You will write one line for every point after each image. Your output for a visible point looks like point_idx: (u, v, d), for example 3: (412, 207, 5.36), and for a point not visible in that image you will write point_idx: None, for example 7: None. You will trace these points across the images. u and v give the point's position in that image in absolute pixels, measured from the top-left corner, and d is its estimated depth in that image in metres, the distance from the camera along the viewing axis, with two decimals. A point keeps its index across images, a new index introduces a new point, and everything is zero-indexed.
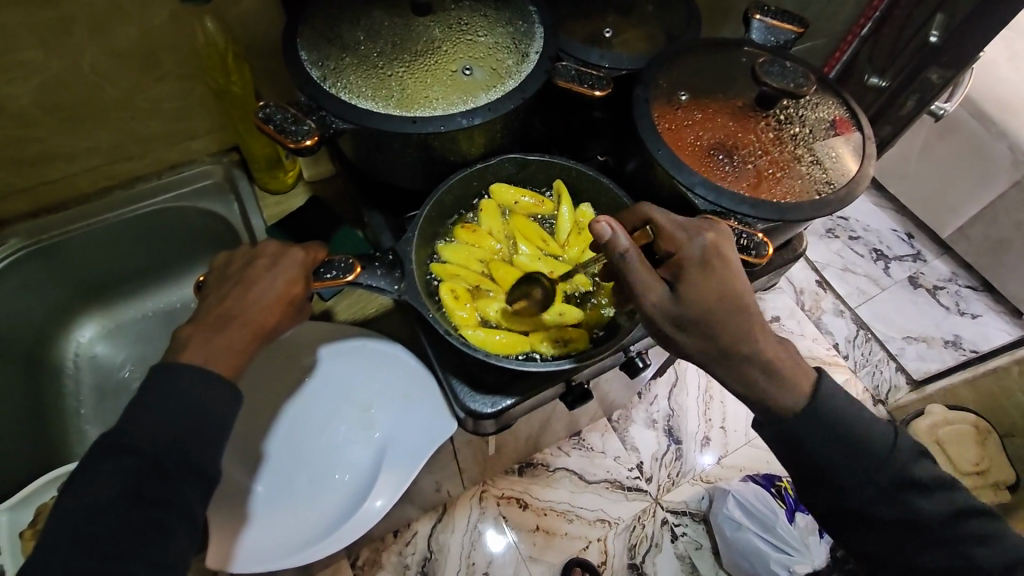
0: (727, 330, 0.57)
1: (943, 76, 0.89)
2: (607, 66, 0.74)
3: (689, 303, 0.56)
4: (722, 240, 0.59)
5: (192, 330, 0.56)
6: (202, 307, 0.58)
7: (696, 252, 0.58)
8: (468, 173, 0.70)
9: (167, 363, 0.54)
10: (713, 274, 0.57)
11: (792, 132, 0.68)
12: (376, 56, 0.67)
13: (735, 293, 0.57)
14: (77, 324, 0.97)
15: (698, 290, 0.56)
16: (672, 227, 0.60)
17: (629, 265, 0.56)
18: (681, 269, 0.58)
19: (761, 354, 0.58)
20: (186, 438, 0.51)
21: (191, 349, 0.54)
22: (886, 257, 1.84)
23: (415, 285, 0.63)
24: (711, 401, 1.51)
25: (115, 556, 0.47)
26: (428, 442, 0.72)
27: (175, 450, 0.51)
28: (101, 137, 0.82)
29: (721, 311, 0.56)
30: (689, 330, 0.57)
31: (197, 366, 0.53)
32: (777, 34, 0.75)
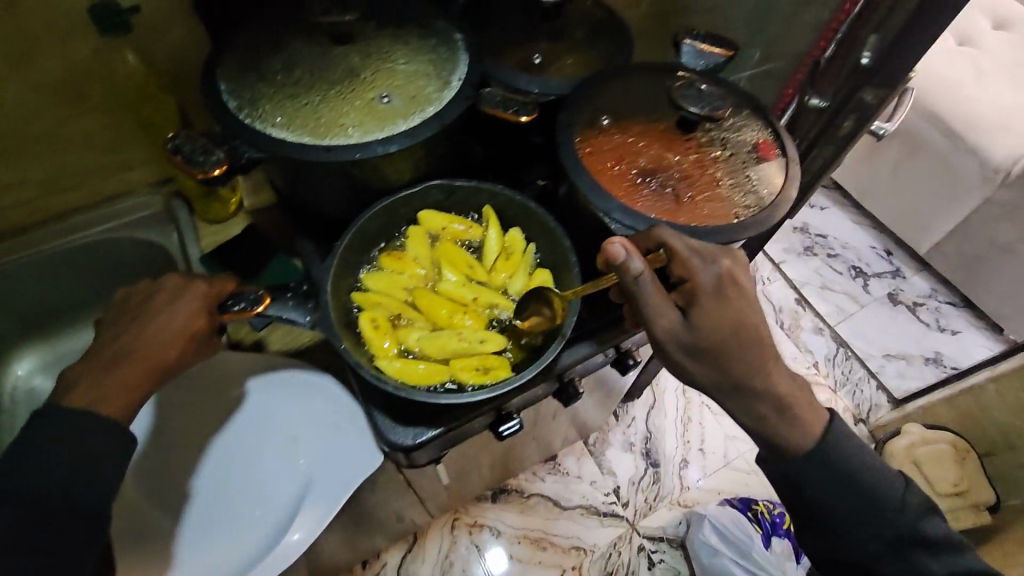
0: (735, 359, 0.57)
1: (876, 97, 0.84)
2: (535, 91, 0.73)
3: (703, 332, 0.56)
4: (735, 268, 0.59)
5: (82, 368, 0.54)
6: (100, 342, 0.57)
7: (711, 280, 0.58)
8: (393, 201, 0.69)
9: (51, 404, 0.52)
10: (726, 302, 0.58)
11: (714, 156, 0.67)
12: (294, 86, 0.67)
13: (746, 321, 0.58)
14: (16, 358, 0.96)
15: (712, 318, 0.57)
16: (688, 252, 0.58)
17: (641, 289, 0.56)
18: (695, 295, 0.58)
19: (749, 379, 0.58)
20: (77, 481, 0.49)
21: (79, 388, 0.53)
22: (865, 274, 1.83)
23: (330, 314, 0.61)
24: (690, 422, 1.48)
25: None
26: (352, 478, 0.70)
27: (64, 494, 0.49)
28: (31, 169, 0.81)
29: (732, 341, 0.57)
30: (701, 360, 0.57)
31: (82, 407, 0.51)
32: (708, 58, 0.75)
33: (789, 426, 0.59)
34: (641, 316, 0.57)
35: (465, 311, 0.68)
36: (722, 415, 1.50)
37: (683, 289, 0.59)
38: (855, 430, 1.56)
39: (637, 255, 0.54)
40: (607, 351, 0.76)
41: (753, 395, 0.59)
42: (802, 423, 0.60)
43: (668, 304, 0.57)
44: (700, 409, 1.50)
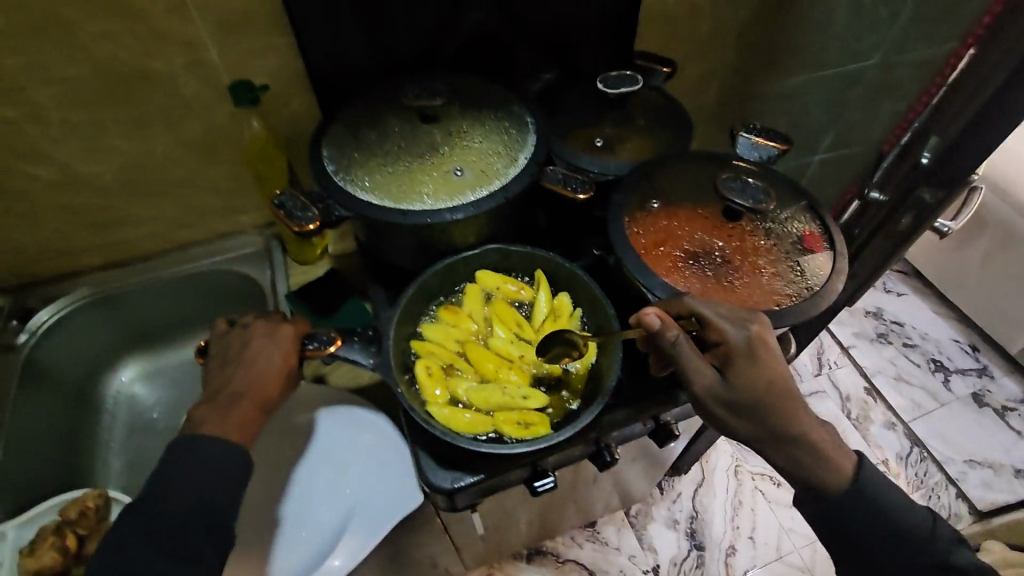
0: (771, 415, 0.59)
1: (937, 198, 0.84)
2: (595, 170, 0.80)
3: (739, 391, 0.59)
4: (767, 331, 0.61)
5: (204, 411, 0.65)
6: (215, 388, 0.67)
7: (743, 342, 0.59)
8: (454, 260, 0.77)
9: (189, 435, 0.63)
10: (760, 364, 0.59)
11: (759, 243, 0.70)
12: (383, 155, 0.77)
13: (780, 378, 0.59)
14: (122, 365, 1.10)
15: (747, 377, 0.59)
16: (719, 318, 0.60)
17: (678, 352, 0.59)
18: (729, 357, 0.60)
19: (784, 432, 0.60)
20: (199, 494, 0.60)
21: (207, 424, 0.64)
22: (947, 369, 1.72)
23: (389, 358, 0.69)
24: (741, 506, 1.42)
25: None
26: (394, 510, 0.75)
27: (186, 506, 0.59)
28: (165, 209, 0.97)
29: (767, 397, 0.59)
30: (741, 416, 0.59)
31: (217, 436, 0.63)
32: (762, 150, 0.79)
33: (824, 471, 0.61)
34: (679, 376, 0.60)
35: (511, 367, 0.73)
36: (781, 504, 1.43)
37: (719, 352, 0.61)
38: None
39: (668, 323, 0.59)
40: (645, 420, 0.78)
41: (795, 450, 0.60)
42: (834, 462, 0.61)
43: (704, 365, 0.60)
44: (752, 493, 1.44)
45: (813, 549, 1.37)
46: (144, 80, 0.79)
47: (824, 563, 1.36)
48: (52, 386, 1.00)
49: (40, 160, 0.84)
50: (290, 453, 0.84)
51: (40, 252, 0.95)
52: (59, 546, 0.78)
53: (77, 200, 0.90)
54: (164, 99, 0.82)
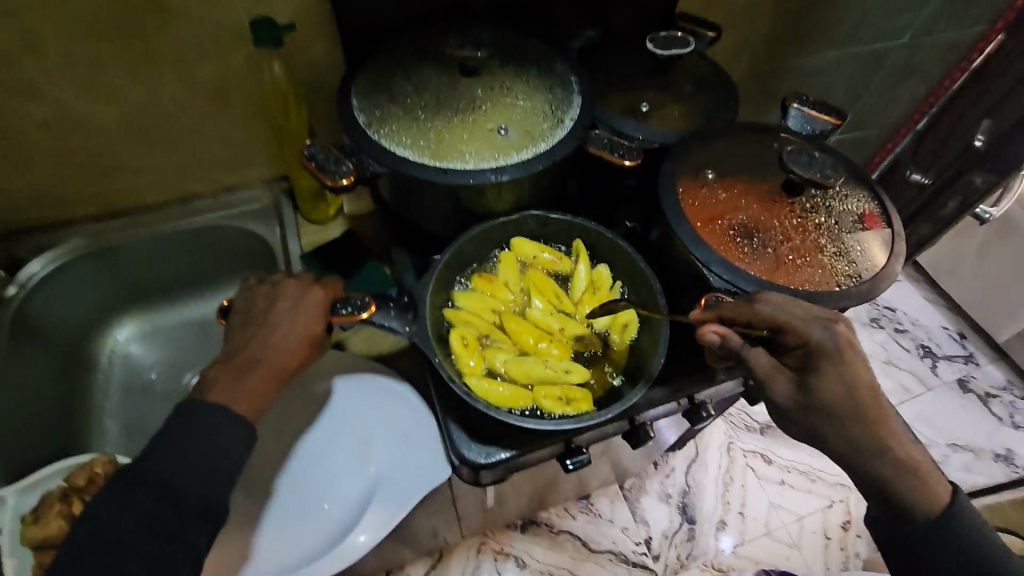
0: (855, 422, 0.56)
1: (986, 180, 1.07)
2: (640, 137, 0.75)
3: (823, 398, 0.56)
4: (851, 333, 0.58)
5: (218, 372, 0.61)
6: (233, 349, 0.63)
7: (828, 345, 0.56)
8: (490, 225, 0.72)
9: (195, 399, 0.59)
10: (844, 368, 0.56)
11: (817, 222, 0.69)
12: (420, 109, 0.71)
13: (867, 383, 0.56)
14: (117, 324, 1.03)
15: (832, 383, 0.56)
16: (803, 323, 0.57)
17: (752, 361, 0.58)
18: (810, 361, 0.57)
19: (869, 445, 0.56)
20: (211, 466, 0.55)
21: (217, 387, 0.59)
22: (935, 355, 1.67)
23: (426, 328, 0.66)
24: (733, 482, 1.42)
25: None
26: (419, 487, 0.72)
27: (193, 478, 0.54)
28: (169, 157, 0.90)
29: (855, 404, 0.56)
30: (824, 425, 0.56)
31: (220, 405, 0.58)
32: (814, 123, 0.76)
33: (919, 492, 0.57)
34: (754, 381, 0.59)
35: (551, 340, 0.70)
36: (769, 481, 1.43)
37: (798, 356, 0.58)
38: None
39: (731, 335, 0.57)
40: (680, 400, 0.75)
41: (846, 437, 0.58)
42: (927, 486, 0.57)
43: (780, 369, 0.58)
44: (743, 470, 1.43)
45: (802, 526, 1.38)
46: (155, 14, 0.71)
47: (810, 539, 1.37)
48: (43, 343, 0.93)
49: (35, 98, 0.76)
50: (304, 422, 0.81)
51: (29, 198, 0.88)
52: (67, 514, 0.73)
53: (73, 142, 0.83)
54: (176, 37, 0.75)
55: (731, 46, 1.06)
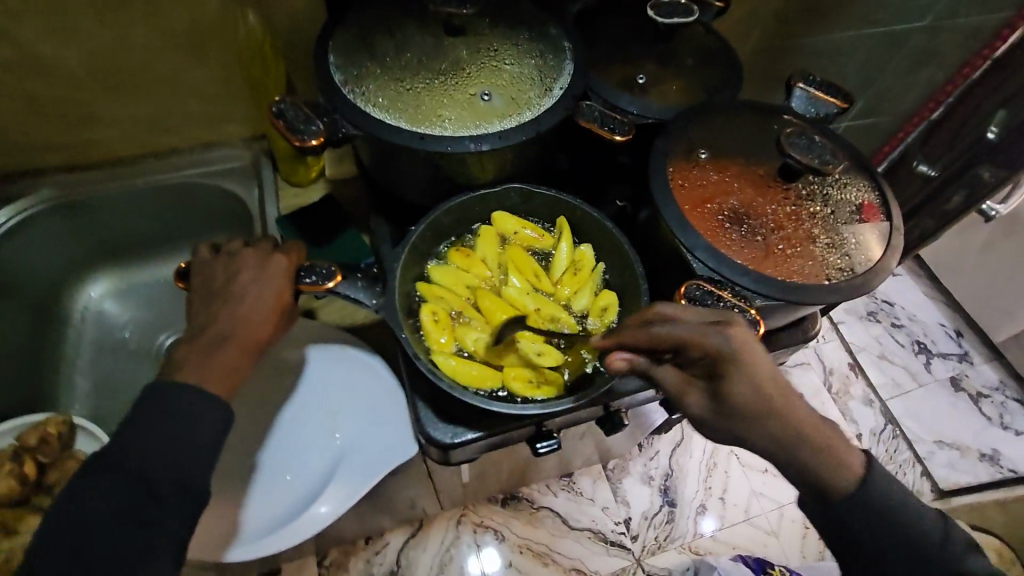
0: (767, 426, 0.52)
1: (995, 175, 0.96)
2: (634, 112, 0.71)
3: (732, 409, 0.52)
4: (742, 328, 0.53)
5: (187, 349, 0.57)
6: (197, 329, 0.59)
7: (726, 353, 0.51)
8: (470, 197, 0.69)
9: (162, 380, 0.55)
10: (749, 371, 0.51)
11: (812, 211, 0.65)
12: (400, 69, 0.68)
13: (772, 380, 0.52)
14: (90, 280, 1.01)
15: (740, 394, 0.51)
16: (695, 334, 0.52)
17: (659, 380, 0.55)
18: (716, 371, 0.52)
19: (781, 439, 0.53)
20: (176, 448, 0.53)
21: (184, 367, 0.56)
22: (929, 351, 1.65)
23: (394, 301, 0.63)
24: (715, 468, 1.39)
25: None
26: (385, 460, 0.72)
27: (161, 461, 0.52)
28: (141, 108, 0.86)
29: (766, 409, 0.52)
30: (741, 433, 0.53)
31: (193, 386, 0.55)
32: (819, 106, 0.71)
33: (833, 467, 0.54)
34: (668, 397, 0.56)
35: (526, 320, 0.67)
36: (754, 469, 1.40)
37: (701, 367, 0.53)
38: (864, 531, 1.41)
39: (631, 359, 0.55)
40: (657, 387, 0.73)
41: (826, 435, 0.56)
42: (839, 458, 0.54)
43: (691, 381, 0.54)
44: (727, 456, 1.40)
45: (782, 515, 1.36)
46: None
47: (790, 527, 1.35)
48: (13, 296, 0.90)
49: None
50: (273, 391, 0.78)
51: None
52: (17, 473, 0.74)
53: (40, 89, 0.79)
54: None
55: (744, 17, 1.01)
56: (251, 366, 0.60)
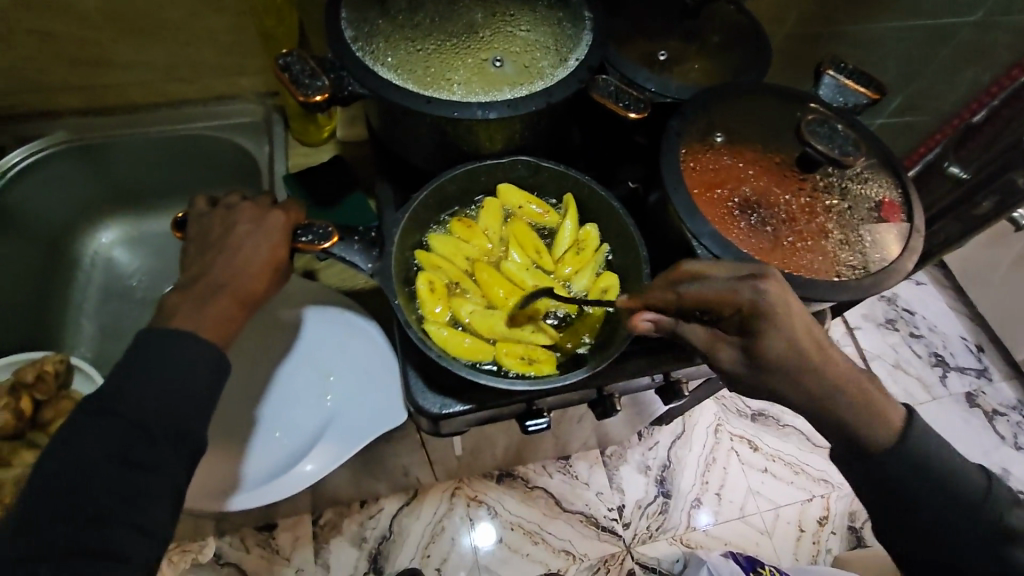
0: (805, 377, 0.51)
1: None
2: (651, 89, 0.68)
3: (765, 360, 0.51)
4: (778, 282, 0.50)
5: (181, 299, 0.56)
6: (192, 278, 0.58)
7: (762, 307, 0.49)
8: (476, 166, 0.67)
9: (155, 326, 0.54)
10: (785, 324, 0.50)
11: (828, 204, 0.62)
12: (412, 29, 0.66)
13: (806, 331, 0.51)
14: (102, 226, 1.02)
15: (774, 347, 0.50)
16: (729, 291, 0.49)
17: (690, 339, 0.52)
18: (752, 327, 0.50)
19: (817, 386, 0.52)
20: (165, 394, 0.51)
21: (178, 314, 0.55)
22: (946, 364, 1.59)
23: (390, 266, 0.62)
24: (714, 463, 1.37)
25: (98, 521, 0.48)
26: (372, 424, 0.72)
27: (149, 404, 0.51)
28: (156, 55, 0.86)
29: (800, 360, 0.51)
30: (774, 384, 0.52)
31: (185, 334, 0.54)
32: (848, 95, 0.67)
33: (869, 419, 0.53)
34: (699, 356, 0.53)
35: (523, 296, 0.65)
36: (752, 467, 1.38)
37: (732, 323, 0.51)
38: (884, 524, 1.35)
39: (658, 321, 0.52)
40: (655, 375, 0.71)
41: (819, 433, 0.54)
42: (879, 411, 0.53)
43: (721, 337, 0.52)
44: (727, 453, 1.38)
45: (778, 515, 1.34)
46: None
47: (785, 527, 1.33)
48: (23, 235, 0.92)
49: None
50: (270, 349, 0.79)
51: (12, 82, 0.85)
52: (13, 408, 0.75)
53: (61, 28, 0.80)
54: None
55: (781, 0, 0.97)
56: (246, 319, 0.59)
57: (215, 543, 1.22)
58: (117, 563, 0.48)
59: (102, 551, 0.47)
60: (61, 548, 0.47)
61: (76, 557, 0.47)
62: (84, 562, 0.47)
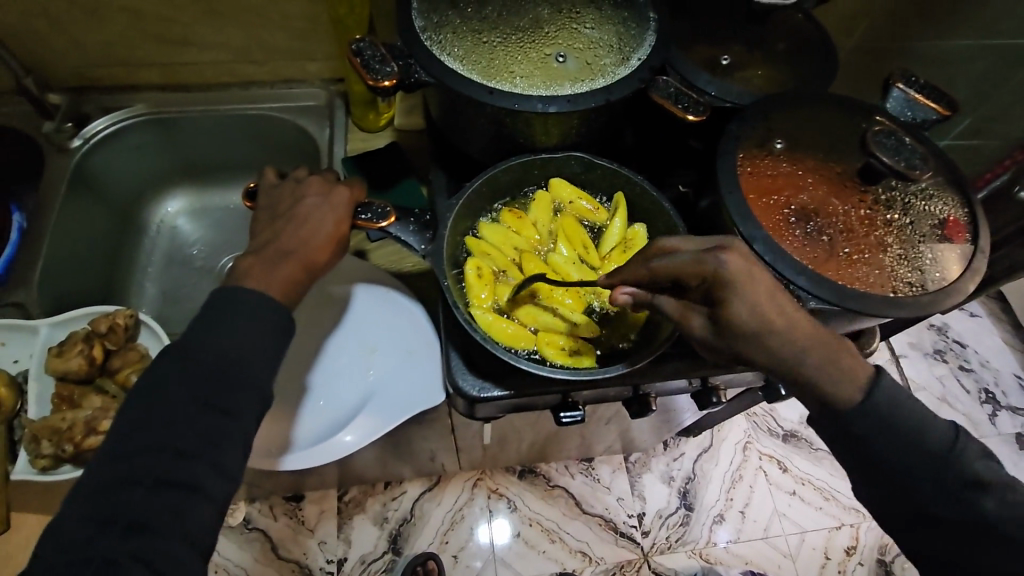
0: (776, 343, 0.51)
1: None
2: (712, 93, 0.67)
3: (732, 327, 0.50)
4: (740, 252, 0.51)
5: (250, 264, 0.61)
6: (261, 244, 0.63)
7: (724, 275, 0.50)
8: (532, 158, 0.69)
9: (227, 288, 0.59)
10: (750, 289, 0.50)
11: (888, 219, 0.61)
12: (479, 22, 0.68)
13: (773, 299, 0.51)
14: (170, 196, 1.08)
15: (739, 314, 0.50)
16: (691, 261, 0.51)
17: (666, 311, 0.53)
18: (718, 295, 0.50)
19: (787, 352, 0.51)
20: (232, 349, 0.55)
21: (247, 278, 0.59)
22: (997, 403, 1.50)
23: (442, 249, 0.64)
24: (740, 481, 1.35)
25: (185, 457, 0.52)
26: (412, 402, 0.75)
27: (220, 357, 0.55)
28: (234, 36, 0.91)
29: (768, 327, 0.50)
30: (744, 352, 0.51)
31: (251, 297, 0.58)
32: (917, 110, 0.66)
33: (838, 381, 0.53)
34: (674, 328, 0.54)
35: (567, 289, 0.66)
36: (780, 488, 1.35)
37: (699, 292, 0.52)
38: None
39: (637, 293, 0.53)
40: (691, 379, 0.71)
41: (864, 445, 0.54)
42: (848, 374, 0.53)
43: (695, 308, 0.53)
44: (755, 471, 1.36)
45: (803, 539, 1.30)
46: None
47: (810, 553, 1.29)
48: (99, 198, 0.99)
49: None
50: (319, 323, 0.82)
51: (101, 55, 0.92)
52: (86, 354, 0.81)
53: (144, 6, 0.85)
54: None
55: (849, 12, 0.96)
56: (308, 288, 0.63)
57: (245, 508, 1.26)
58: (198, 497, 0.51)
59: (186, 483, 0.51)
60: (153, 478, 0.50)
61: (163, 488, 0.50)
62: (168, 494, 0.50)
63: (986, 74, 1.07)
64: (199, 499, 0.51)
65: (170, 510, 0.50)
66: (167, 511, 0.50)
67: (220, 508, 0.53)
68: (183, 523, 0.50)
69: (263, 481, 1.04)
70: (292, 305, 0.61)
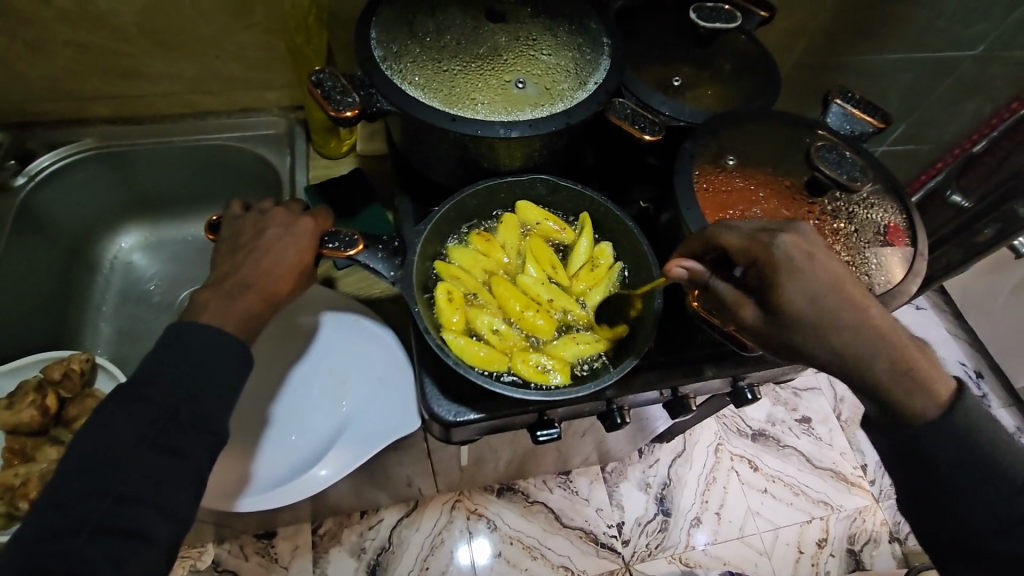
0: (834, 330, 0.51)
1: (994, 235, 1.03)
2: (666, 113, 0.70)
3: (785, 316, 0.52)
4: (806, 241, 0.53)
5: (206, 298, 0.59)
6: (220, 276, 0.62)
7: (781, 257, 0.52)
8: (496, 182, 0.70)
9: (183, 323, 0.57)
10: (800, 274, 0.51)
11: (836, 227, 0.65)
12: (439, 51, 0.69)
13: (834, 291, 0.51)
14: (123, 231, 1.05)
15: (792, 301, 0.51)
16: (746, 240, 0.53)
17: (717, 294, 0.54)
18: (767, 275, 0.52)
19: (848, 347, 0.51)
20: (184, 387, 0.54)
21: (205, 313, 0.58)
22: None
23: (411, 276, 0.64)
24: (714, 483, 1.38)
25: (129, 501, 0.49)
26: (386, 434, 0.74)
27: (172, 395, 0.53)
28: (186, 68, 0.90)
29: (821, 321, 0.51)
30: (799, 342, 0.52)
31: (206, 333, 0.56)
32: (855, 124, 0.70)
33: (909, 388, 0.52)
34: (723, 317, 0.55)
35: (537, 309, 0.67)
36: (752, 487, 1.38)
37: (752, 273, 0.54)
38: (886, 547, 1.34)
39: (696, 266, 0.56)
40: (663, 391, 0.73)
41: None
42: (925, 381, 0.52)
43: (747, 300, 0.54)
44: (728, 472, 1.39)
45: (777, 537, 1.33)
46: None
47: (784, 552, 1.32)
48: (46, 237, 0.95)
49: None
50: (288, 356, 0.80)
51: (44, 91, 0.89)
52: (39, 404, 0.78)
53: (93, 41, 0.83)
54: None
55: (789, 30, 1.01)
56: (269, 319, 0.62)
57: (214, 550, 1.22)
58: (144, 542, 0.49)
59: (130, 530, 0.49)
60: (93, 525, 0.48)
61: (108, 536, 0.48)
62: (111, 541, 0.48)
63: (915, 85, 1.14)
64: (146, 546, 0.49)
65: (112, 559, 0.48)
66: (110, 560, 0.47)
67: (166, 551, 0.51)
68: (127, 572, 0.48)
69: (231, 521, 1.01)
70: (251, 336, 0.60)
